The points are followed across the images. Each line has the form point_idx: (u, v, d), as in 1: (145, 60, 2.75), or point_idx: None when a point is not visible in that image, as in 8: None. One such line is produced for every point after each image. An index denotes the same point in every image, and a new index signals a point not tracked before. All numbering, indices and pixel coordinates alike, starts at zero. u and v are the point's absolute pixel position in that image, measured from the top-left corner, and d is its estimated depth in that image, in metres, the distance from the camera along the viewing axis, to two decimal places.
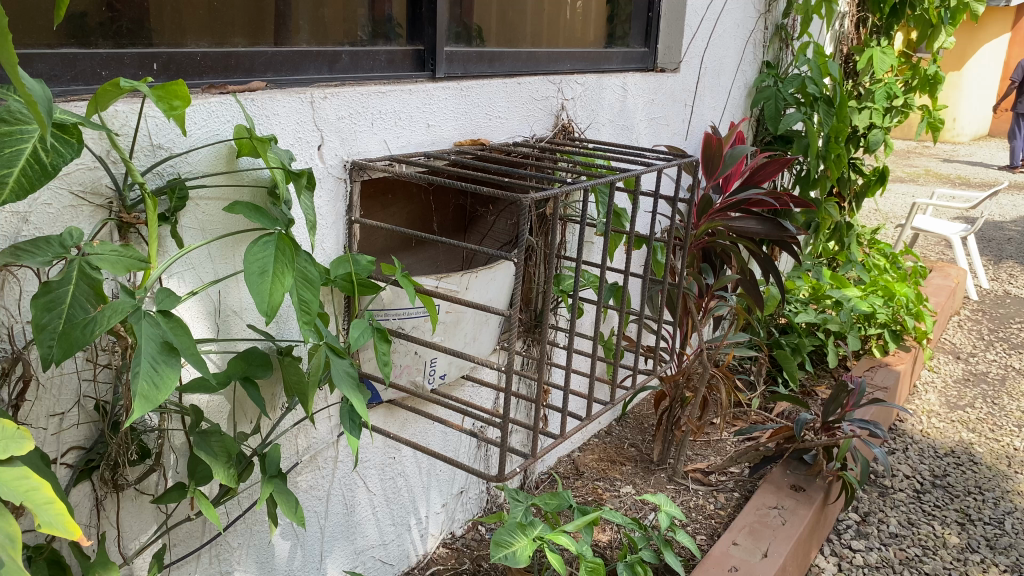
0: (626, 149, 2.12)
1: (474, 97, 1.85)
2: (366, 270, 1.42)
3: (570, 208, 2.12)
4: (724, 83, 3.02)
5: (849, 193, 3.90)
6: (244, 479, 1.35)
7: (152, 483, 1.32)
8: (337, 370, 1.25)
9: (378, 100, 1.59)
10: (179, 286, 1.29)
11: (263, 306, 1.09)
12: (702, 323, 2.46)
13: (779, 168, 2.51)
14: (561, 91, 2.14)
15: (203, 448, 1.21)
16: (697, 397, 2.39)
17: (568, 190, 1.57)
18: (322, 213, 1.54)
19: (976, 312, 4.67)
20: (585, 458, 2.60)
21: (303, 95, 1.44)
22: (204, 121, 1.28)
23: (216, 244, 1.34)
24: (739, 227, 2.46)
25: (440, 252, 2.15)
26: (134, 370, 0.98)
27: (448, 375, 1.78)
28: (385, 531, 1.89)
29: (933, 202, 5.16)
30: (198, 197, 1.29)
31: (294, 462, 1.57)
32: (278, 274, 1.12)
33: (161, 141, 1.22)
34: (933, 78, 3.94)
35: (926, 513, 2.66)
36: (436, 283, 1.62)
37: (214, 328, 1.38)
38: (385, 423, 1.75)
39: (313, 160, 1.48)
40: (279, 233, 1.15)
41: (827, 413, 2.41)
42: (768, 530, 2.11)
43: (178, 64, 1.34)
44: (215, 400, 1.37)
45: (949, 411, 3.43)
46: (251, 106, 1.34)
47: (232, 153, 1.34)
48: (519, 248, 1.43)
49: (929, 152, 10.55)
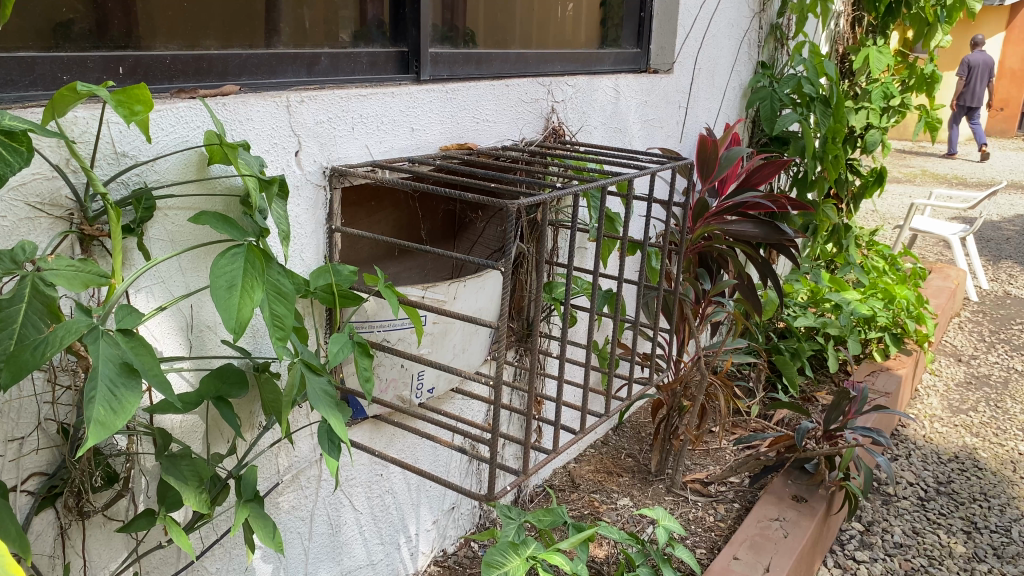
0: (620, 151, 2.05)
1: (461, 101, 1.79)
2: (348, 281, 1.36)
3: (562, 213, 2.06)
4: (719, 84, 2.96)
5: (847, 195, 3.85)
6: (219, 503, 1.28)
7: (122, 508, 1.26)
8: (314, 389, 1.18)
9: (359, 103, 1.53)
10: (148, 300, 1.23)
11: (231, 322, 1.02)
12: (699, 330, 2.40)
13: (776, 170, 2.45)
14: (551, 93, 2.08)
15: (173, 473, 1.14)
16: (695, 405, 2.33)
17: (558, 195, 1.48)
18: (301, 222, 1.47)
19: (976, 314, 4.61)
20: (581, 469, 2.54)
21: (279, 99, 1.37)
22: (171, 127, 1.21)
23: (187, 256, 1.28)
24: (736, 232, 2.38)
25: (428, 260, 2.09)
26: (89, 395, 0.91)
27: (437, 388, 1.72)
28: (374, 550, 1.82)
29: (932, 203, 5.10)
30: (166, 207, 1.23)
31: (274, 483, 1.50)
32: (246, 287, 1.06)
33: (125, 148, 1.16)
34: (930, 77, 3.89)
35: (931, 521, 2.59)
36: (422, 293, 1.55)
37: (187, 345, 1.31)
38: (370, 439, 1.69)
39: (290, 167, 1.42)
40: (249, 244, 1.08)
41: (828, 422, 2.35)
42: (770, 543, 2.04)
43: (146, 68, 1.27)
44: (188, 419, 1.31)
45: (952, 416, 3.37)
46: (223, 111, 1.28)
47: (203, 161, 1.27)
48: (508, 257, 1.34)
49: (926, 152, 10.50)
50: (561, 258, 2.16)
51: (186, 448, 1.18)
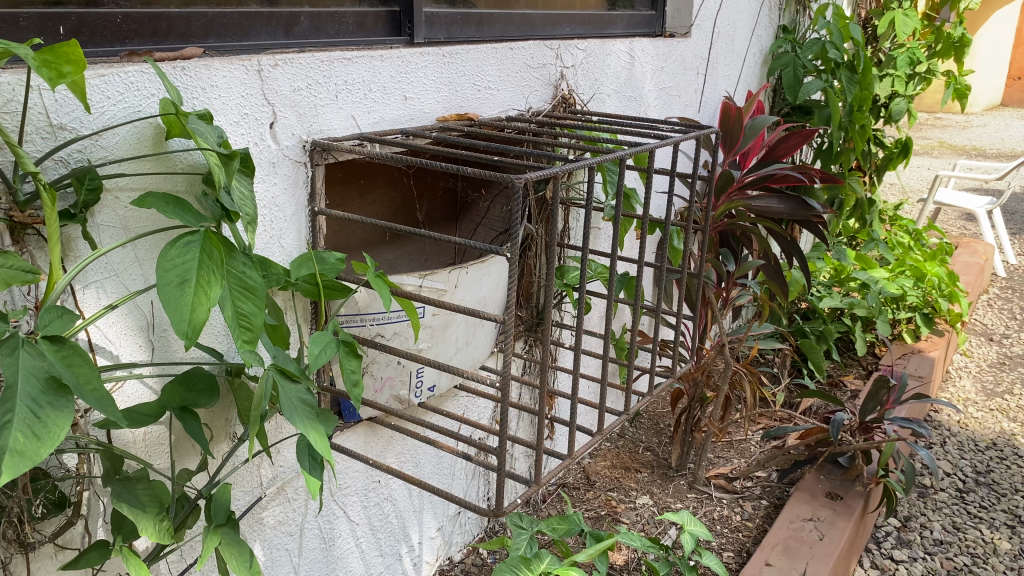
0: (636, 121, 1.86)
1: (460, 65, 1.61)
2: (334, 271, 1.18)
3: (573, 190, 1.88)
4: (738, 49, 2.76)
5: (871, 167, 3.65)
6: (189, 526, 1.12)
7: (77, 535, 1.10)
8: (288, 399, 1.00)
9: (343, 67, 1.34)
10: (99, 298, 1.06)
11: (183, 327, 0.86)
12: (723, 315, 2.21)
13: (802, 143, 2.23)
14: (560, 57, 1.90)
15: (126, 499, 0.98)
16: (719, 396, 2.15)
17: (571, 168, 1.27)
18: (278, 202, 1.30)
19: (1005, 289, 4.41)
20: (596, 464, 2.36)
21: (250, 62, 1.19)
22: (120, 94, 1.04)
23: (143, 244, 1.10)
24: (760, 207, 2.22)
25: (427, 244, 1.93)
26: (4, 419, 0.74)
27: (438, 386, 1.55)
28: (373, 562, 1.67)
29: (955, 175, 4.89)
30: (116, 188, 1.06)
31: (255, 498, 1.33)
32: (202, 283, 0.89)
33: (62, 120, 0.98)
34: (958, 42, 3.69)
35: (972, 515, 2.43)
36: (420, 282, 1.37)
37: (148, 347, 1.15)
38: (364, 444, 1.53)
39: (263, 141, 1.25)
40: (205, 232, 0.91)
41: (865, 413, 2.18)
42: (805, 547, 1.87)
43: (92, 27, 1.09)
44: (152, 431, 1.15)
45: (986, 399, 3.18)
46: (182, 76, 1.10)
47: (160, 134, 1.10)
48: (514, 240, 1.14)
49: (941, 123, 10.25)
50: (573, 239, 1.98)
51: (143, 469, 1.01)
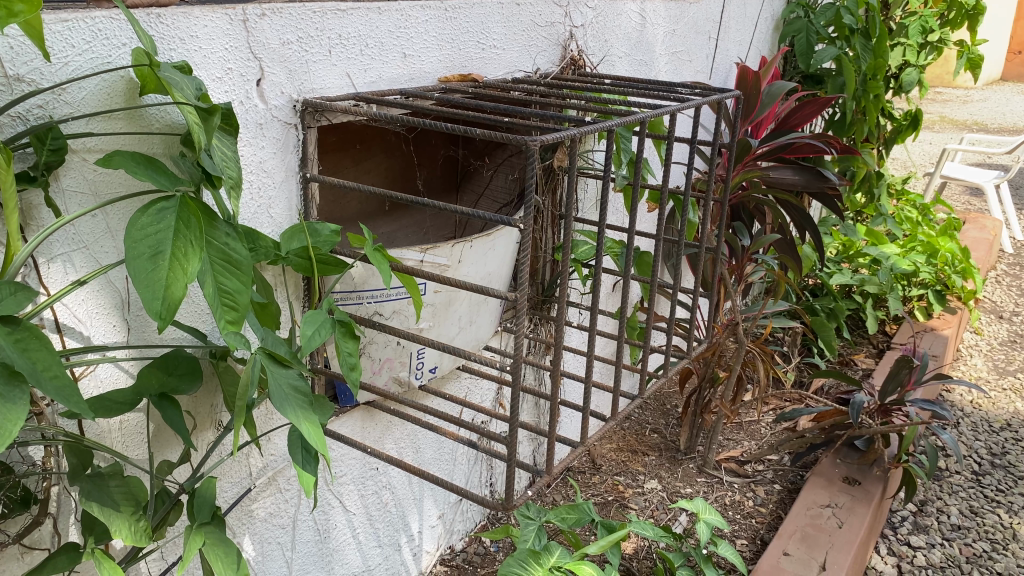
0: (650, 83, 1.74)
1: (464, 21, 1.49)
2: (329, 244, 1.06)
3: (583, 158, 1.76)
4: (751, 12, 2.64)
5: (880, 139, 3.54)
6: (169, 525, 1.01)
7: (46, 535, 1.00)
8: (277, 386, 0.89)
9: (337, 20, 1.22)
10: (66, 273, 0.95)
11: (156, 305, 0.75)
12: (736, 292, 2.11)
13: (818, 112, 2.11)
14: (569, 15, 1.77)
15: (97, 498, 0.87)
16: (732, 376, 2.05)
17: (586, 131, 1.15)
18: (267, 168, 1.19)
19: (1013, 266, 4.33)
20: (602, 447, 2.27)
21: (234, 11, 1.07)
22: (86, 43, 0.92)
23: (115, 212, 0.99)
24: (775, 178, 2.14)
25: (427, 216, 1.82)
26: None
27: (439, 368, 1.44)
28: (371, 554, 1.57)
29: (962, 149, 4.79)
30: (84, 149, 0.95)
31: (244, 489, 1.23)
32: (179, 255, 0.78)
33: (20, 71, 0.87)
34: (972, 9, 3.57)
35: (989, 499, 2.35)
36: (421, 257, 1.26)
37: (124, 327, 1.04)
38: (361, 429, 1.43)
39: (250, 99, 1.13)
40: (182, 197, 0.80)
41: (884, 394, 2.10)
42: (824, 536, 1.78)
43: None
44: (130, 419, 1.05)
45: (999, 378, 3.10)
46: (157, 24, 0.98)
47: (133, 88, 0.98)
48: (526, 210, 1.02)
49: (941, 97, 10.13)
50: (581, 210, 1.87)
51: (116, 464, 0.91)
